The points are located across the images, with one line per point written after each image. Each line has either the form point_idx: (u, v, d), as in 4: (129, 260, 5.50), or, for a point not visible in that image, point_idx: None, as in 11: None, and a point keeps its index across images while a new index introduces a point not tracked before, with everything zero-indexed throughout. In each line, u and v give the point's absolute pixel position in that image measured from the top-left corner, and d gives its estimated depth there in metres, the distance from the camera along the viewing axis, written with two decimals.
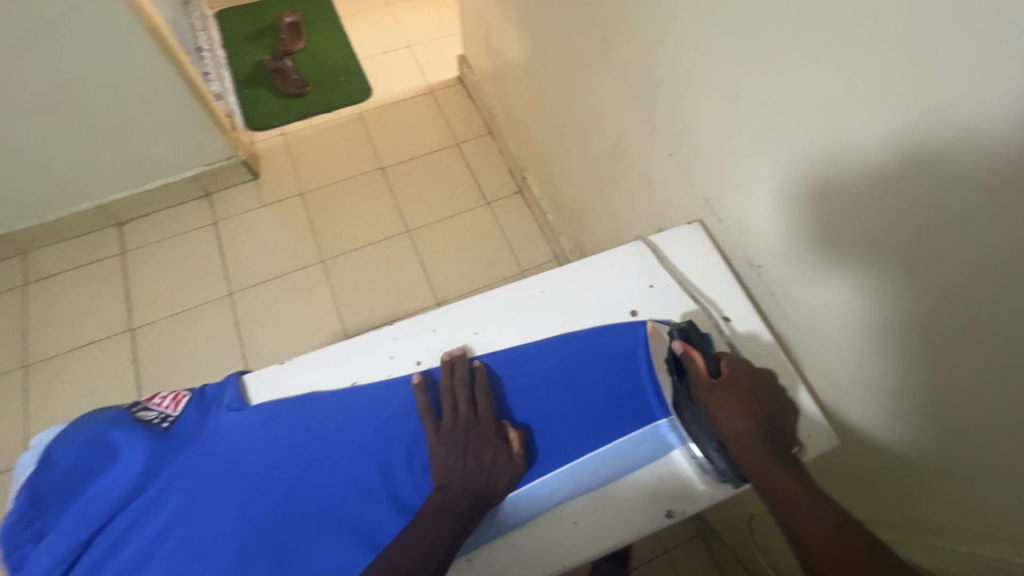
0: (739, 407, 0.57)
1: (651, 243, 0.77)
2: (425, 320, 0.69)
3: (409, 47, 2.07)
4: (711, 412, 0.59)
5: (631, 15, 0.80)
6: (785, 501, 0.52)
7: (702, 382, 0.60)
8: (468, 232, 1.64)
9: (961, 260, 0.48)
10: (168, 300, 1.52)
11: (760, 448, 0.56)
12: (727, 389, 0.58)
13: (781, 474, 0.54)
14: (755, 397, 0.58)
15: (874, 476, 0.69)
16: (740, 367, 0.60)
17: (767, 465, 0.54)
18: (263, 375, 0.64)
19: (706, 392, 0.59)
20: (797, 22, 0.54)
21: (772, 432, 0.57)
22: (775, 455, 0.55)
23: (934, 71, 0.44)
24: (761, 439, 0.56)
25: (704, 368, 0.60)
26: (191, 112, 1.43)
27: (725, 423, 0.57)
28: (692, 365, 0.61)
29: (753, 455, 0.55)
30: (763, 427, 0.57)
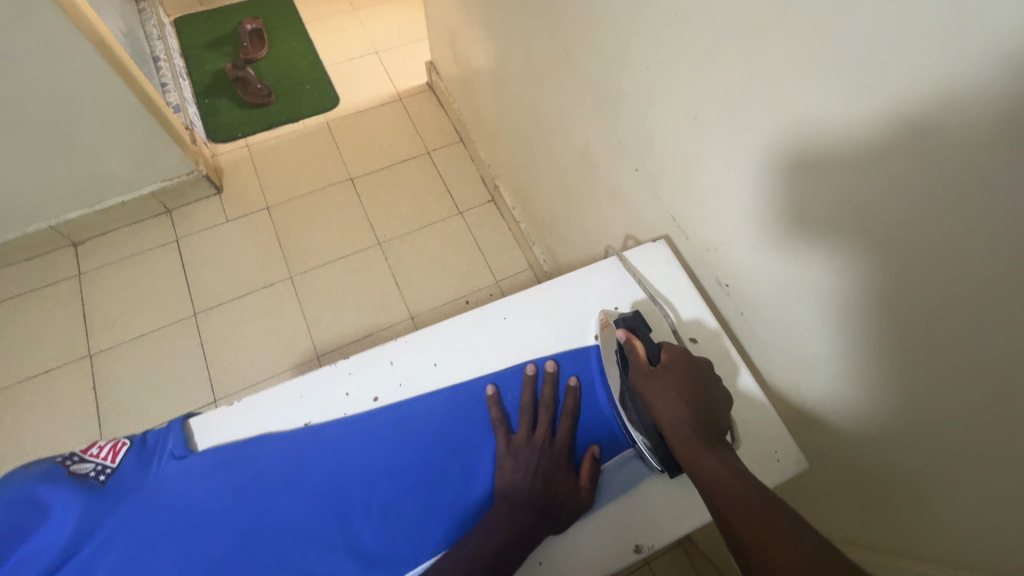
0: (673, 392, 0.58)
1: (624, 262, 0.75)
2: (384, 352, 0.65)
3: (377, 53, 2.03)
4: (646, 398, 0.60)
5: (592, 27, 0.78)
6: (707, 483, 0.52)
7: (640, 370, 0.61)
8: (440, 243, 1.61)
9: (926, 279, 0.47)
10: (129, 323, 1.46)
11: (690, 432, 0.56)
12: (663, 376, 0.60)
13: (706, 454, 0.54)
14: (692, 383, 0.59)
15: (845, 492, 0.69)
16: (679, 355, 0.61)
17: (696, 447, 0.55)
18: (210, 418, 0.61)
19: (644, 379, 0.60)
20: (755, 40, 0.53)
21: (706, 418, 0.57)
22: (705, 437, 0.56)
23: (893, 91, 0.44)
24: (692, 424, 0.56)
25: (644, 356, 0.62)
26: (148, 126, 1.37)
27: (659, 409, 0.59)
28: (634, 354, 0.62)
29: (683, 440, 0.56)
30: (696, 411, 0.57)
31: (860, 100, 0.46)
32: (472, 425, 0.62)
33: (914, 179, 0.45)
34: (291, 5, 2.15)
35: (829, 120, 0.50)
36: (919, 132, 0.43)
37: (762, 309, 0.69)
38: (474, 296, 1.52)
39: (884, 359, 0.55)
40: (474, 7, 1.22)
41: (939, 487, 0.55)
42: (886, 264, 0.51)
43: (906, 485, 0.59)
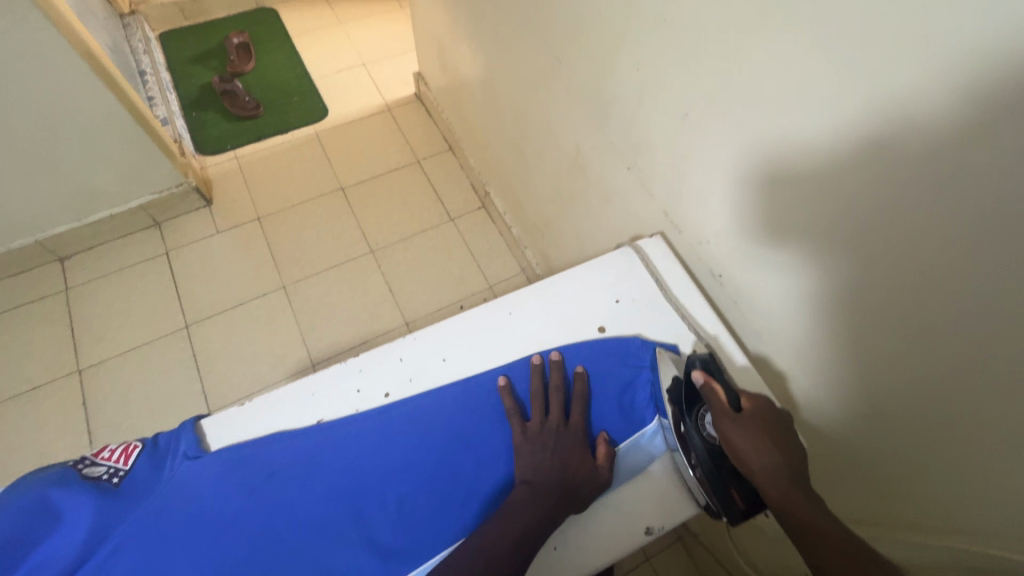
0: (764, 441, 0.57)
1: (638, 250, 0.78)
2: (393, 349, 0.67)
3: (363, 65, 2.05)
4: (733, 447, 0.58)
5: (580, 35, 0.81)
6: (814, 542, 0.51)
7: (725, 416, 0.59)
8: (433, 250, 1.62)
9: (905, 261, 0.50)
10: (118, 337, 1.44)
11: (787, 483, 0.55)
12: (751, 423, 0.58)
13: (809, 508, 0.53)
14: (779, 432, 0.58)
15: (844, 474, 0.71)
16: (763, 403, 0.60)
17: (797, 499, 0.53)
18: (222, 418, 0.61)
19: (732, 426, 0.58)
20: (737, 43, 0.56)
21: (798, 469, 0.56)
22: (803, 488, 0.54)
23: (867, 86, 0.47)
24: (787, 474, 0.55)
25: (726, 401, 0.60)
26: (135, 138, 1.37)
27: (748, 458, 0.57)
28: (714, 399, 0.60)
29: (778, 491, 0.55)
30: (788, 462, 0.56)
31: (837, 95, 0.49)
32: (485, 418, 0.63)
33: (889, 168, 0.48)
34: (276, 19, 2.16)
35: (807, 114, 0.53)
36: (891, 124, 0.46)
37: (756, 302, 0.72)
38: (468, 302, 1.54)
39: (871, 341, 0.58)
40: (462, 18, 1.25)
41: (931, 462, 0.58)
42: (867, 249, 0.54)
43: (899, 462, 0.62)
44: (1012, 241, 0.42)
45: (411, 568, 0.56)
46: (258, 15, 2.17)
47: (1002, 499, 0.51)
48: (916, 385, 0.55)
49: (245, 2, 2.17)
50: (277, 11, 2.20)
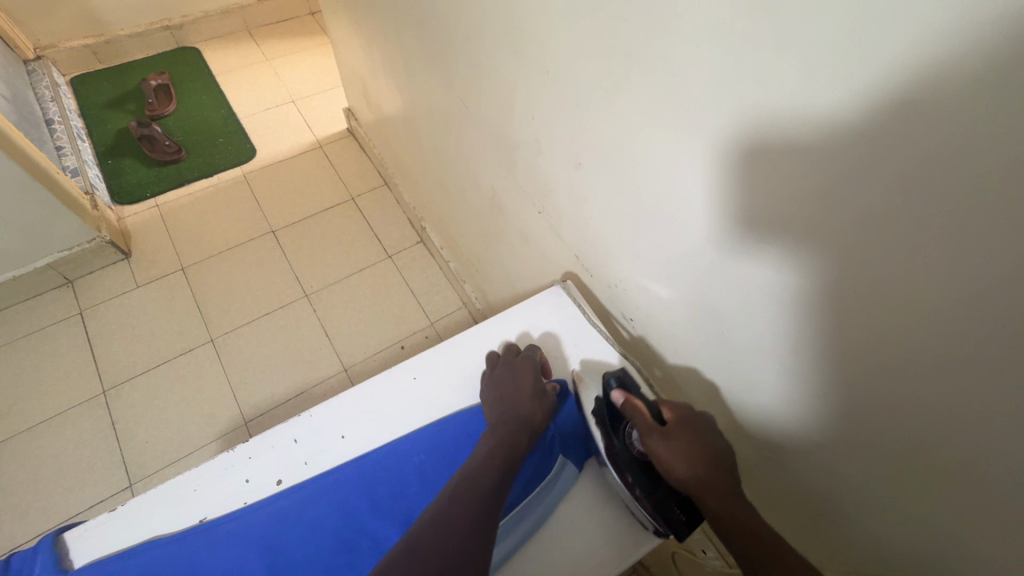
0: (691, 449, 0.57)
1: (566, 288, 0.79)
2: (286, 430, 0.62)
3: (293, 102, 2.00)
4: (662, 458, 0.59)
5: (481, 82, 0.81)
6: (748, 538, 0.51)
7: (651, 430, 0.60)
8: (371, 289, 1.57)
9: (793, 306, 0.52)
10: (26, 410, 1.32)
11: (721, 484, 0.55)
12: (676, 433, 0.59)
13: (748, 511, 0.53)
14: (705, 434, 0.59)
15: (788, 506, 0.69)
16: (684, 411, 0.61)
17: (734, 503, 0.54)
18: (88, 528, 0.55)
19: (656, 438, 0.59)
20: (612, 95, 0.57)
21: (729, 467, 0.57)
22: (736, 489, 0.55)
23: (731, 143, 0.48)
24: (717, 475, 0.56)
25: (648, 415, 0.62)
26: (36, 196, 1.28)
27: (676, 468, 0.57)
28: (636, 413, 0.62)
29: (712, 494, 0.55)
30: (716, 461, 0.57)
31: (703, 152, 0.51)
32: (379, 496, 0.59)
33: (763, 220, 0.49)
34: (199, 59, 2.09)
35: (688, 164, 0.53)
36: (758, 180, 0.47)
37: (672, 341, 0.73)
38: (409, 341, 1.49)
39: (774, 377, 0.59)
40: (377, 58, 1.22)
41: (838, 496, 0.60)
42: (757, 293, 0.55)
43: (809, 494, 0.64)
44: (879, 290, 0.43)
45: None
46: (178, 56, 2.10)
47: (899, 525, 0.54)
48: (819, 419, 0.57)
49: (164, 43, 2.09)
50: (200, 51, 2.13)
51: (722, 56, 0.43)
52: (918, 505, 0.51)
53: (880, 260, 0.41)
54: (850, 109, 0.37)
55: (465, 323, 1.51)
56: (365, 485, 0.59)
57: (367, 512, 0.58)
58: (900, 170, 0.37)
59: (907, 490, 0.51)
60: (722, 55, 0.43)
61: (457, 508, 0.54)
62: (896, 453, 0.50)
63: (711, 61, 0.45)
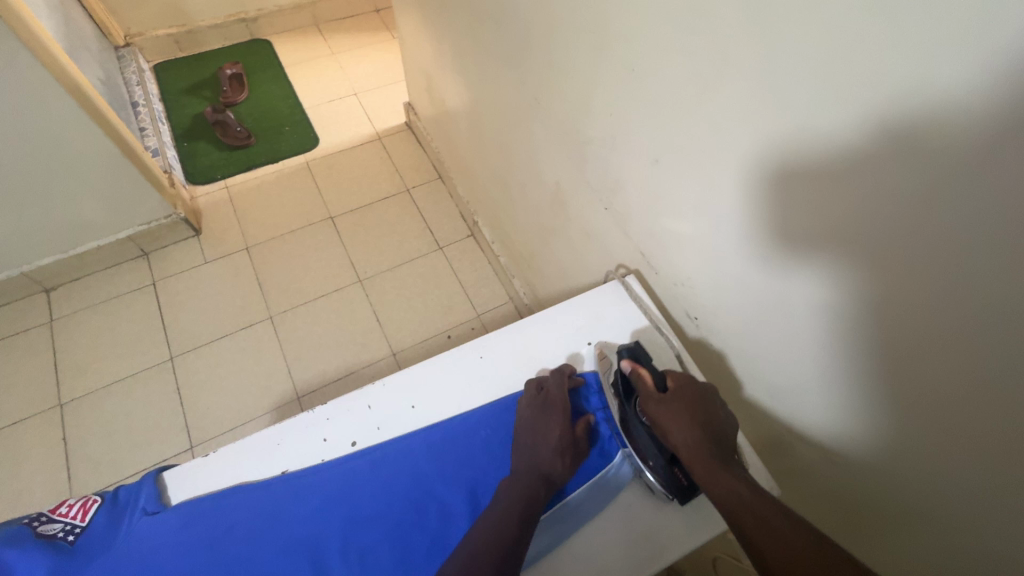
0: (685, 417, 0.61)
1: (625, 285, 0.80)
2: (361, 396, 0.66)
3: (356, 95, 2.08)
4: (658, 423, 0.63)
5: (557, 78, 0.83)
6: (726, 501, 0.55)
7: (650, 397, 0.64)
8: (421, 278, 1.62)
9: (874, 312, 0.50)
10: (102, 369, 1.43)
11: (706, 452, 0.59)
12: (673, 401, 0.63)
13: (725, 479, 0.56)
14: (701, 405, 0.63)
15: (845, 513, 0.68)
16: (684, 380, 0.65)
17: (716, 472, 0.57)
18: (183, 470, 0.60)
19: (654, 404, 0.64)
20: (697, 93, 0.57)
21: (716, 436, 0.60)
22: (723, 460, 0.58)
23: (820, 143, 0.47)
24: (706, 444, 0.59)
25: (651, 382, 0.66)
26: (123, 171, 1.38)
27: (672, 434, 0.61)
28: (641, 382, 0.66)
29: (697, 459, 0.59)
30: (708, 430, 0.60)
31: (789, 152, 0.50)
32: (446, 463, 0.62)
33: (848, 224, 0.48)
34: (271, 51, 2.20)
35: (776, 163, 0.52)
36: (845, 182, 0.47)
37: (737, 345, 0.72)
38: (455, 331, 1.53)
39: (844, 385, 0.58)
40: (447, 53, 1.26)
41: (900, 505, 0.59)
42: (833, 297, 0.54)
43: (870, 502, 0.63)
44: (976, 300, 0.42)
45: None
46: (252, 47, 2.21)
47: (963, 541, 0.53)
48: (890, 430, 0.56)
49: (240, 34, 2.21)
50: (271, 44, 2.23)
51: (820, 56, 0.43)
52: (992, 522, 0.49)
53: (980, 267, 0.40)
54: (962, 110, 0.36)
55: (510, 317, 1.54)
56: (437, 452, 0.62)
57: (437, 478, 0.61)
58: (1015, 175, 0.35)
59: (978, 504, 0.50)
60: (820, 54, 0.43)
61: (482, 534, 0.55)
62: (973, 468, 0.48)
63: (808, 61, 0.44)
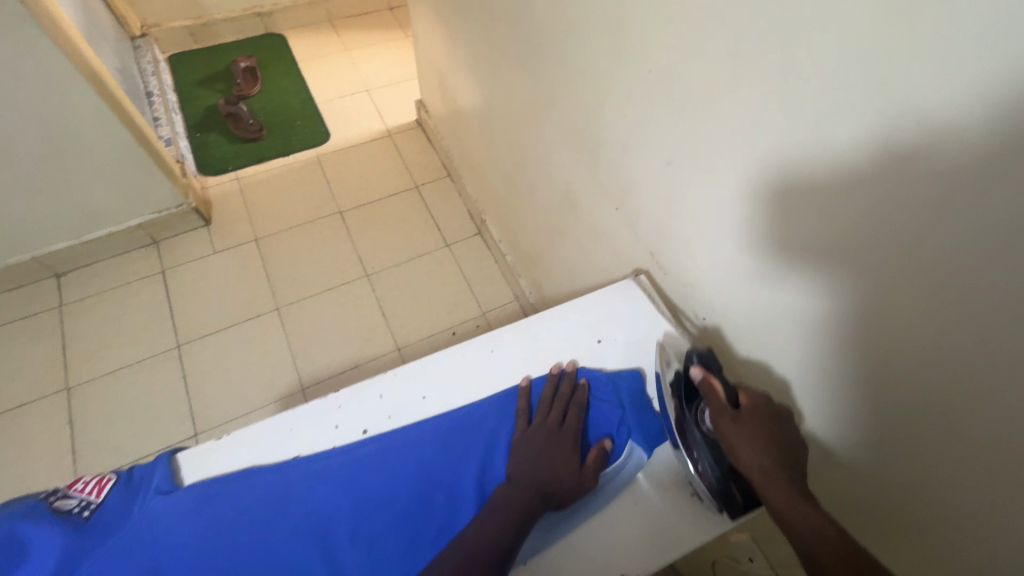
0: (759, 438, 0.58)
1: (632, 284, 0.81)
2: (372, 386, 0.67)
3: (367, 92, 2.09)
4: (728, 440, 0.59)
5: (573, 80, 0.83)
6: (804, 527, 0.51)
7: (723, 411, 0.60)
8: (427, 275, 1.63)
9: (887, 317, 0.51)
10: (109, 355, 1.44)
11: (781, 475, 0.55)
12: (748, 420, 0.59)
13: (801, 503, 0.53)
14: (774, 424, 0.59)
15: (851, 516, 0.69)
16: (758, 397, 0.61)
17: (789, 494, 0.54)
18: (197, 451, 0.61)
19: (726, 420, 0.60)
20: (713, 97, 0.58)
21: (790, 460, 0.57)
22: (796, 483, 0.55)
23: (837, 148, 0.48)
24: (781, 467, 0.56)
25: (723, 396, 0.61)
26: (136, 159, 1.39)
27: (743, 453, 0.58)
28: (711, 394, 0.62)
29: (772, 481, 0.55)
30: (784, 453, 0.57)
31: (807, 157, 0.51)
32: (454, 453, 0.63)
33: (867, 229, 0.48)
34: (284, 46, 2.22)
35: (791, 166, 0.53)
36: (865, 187, 0.47)
37: (746, 350, 0.72)
38: (460, 328, 1.54)
39: (854, 388, 0.59)
40: (460, 52, 1.27)
41: (908, 505, 0.59)
42: (848, 302, 0.54)
43: (876, 502, 0.63)
44: (989, 305, 0.42)
45: None
46: (266, 41, 2.22)
47: (969, 539, 0.54)
48: (900, 433, 0.56)
49: (254, 28, 2.23)
50: (285, 38, 2.25)
51: (840, 62, 0.44)
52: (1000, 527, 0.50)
53: (995, 273, 0.41)
54: (985, 118, 0.37)
55: (516, 316, 1.55)
56: (444, 438, 0.64)
57: (446, 465, 0.62)
58: None
59: (986, 509, 0.50)
60: (840, 61, 0.44)
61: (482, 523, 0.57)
62: (984, 469, 0.49)
63: (826, 67, 0.45)
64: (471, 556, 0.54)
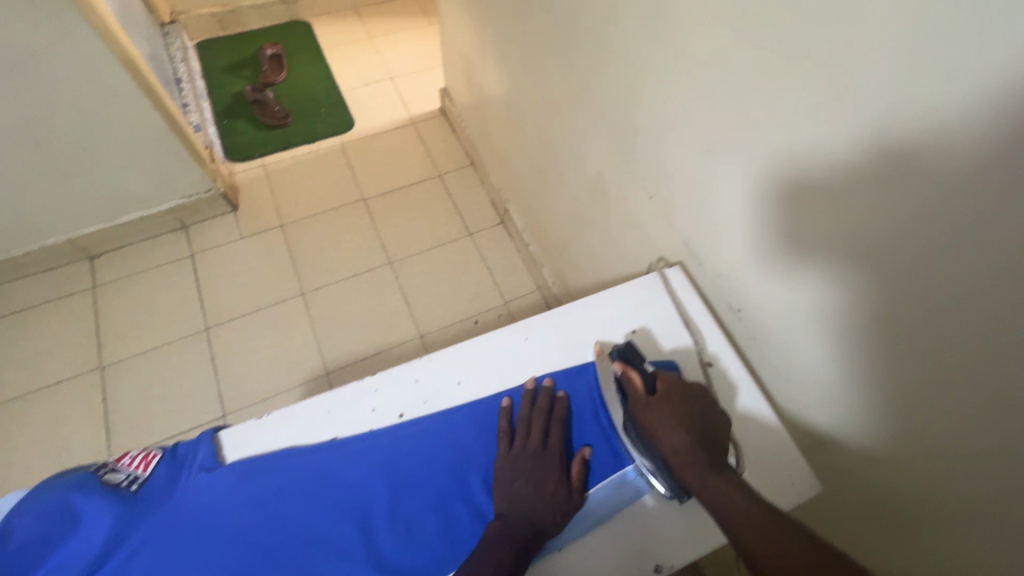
0: (672, 420, 0.60)
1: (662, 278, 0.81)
2: (409, 370, 0.68)
3: (392, 79, 2.09)
4: (648, 428, 0.62)
5: (610, 66, 0.82)
6: (724, 509, 0.54)
7: (638, 400, 0.63)
8: (450, 264, 1.64)
9: (940, 311, 0.50)
10: (140, 336, 1.47)
11: (695, 456, 0.58)
12: (661, 405, 0.62)
13: (718, 483, 0.55)
14: (687, 407, 0.61)
15: (878, 516, 0.68)
16: (672, 381, 0.64)
17: (706, 475, 0.56)
18: (240, 430, 0.62)
19: (642, 408, 0.63)
20: (763, 83, 0.57)
21: (705, 440, 0.59)
22: (712, 464, 0.57)
23: (900, 136, 0.47)
24: (695, 447, 0.58)
25: (639, 385, 0.64)
26: (168, 144, 1.41)
27: (661, 437, 0.60)
28: (630, 384, 0.65)
29: (688, 466, 0.58)
30: (698, 434, 0.59)
31: (865, 145, 0.50)
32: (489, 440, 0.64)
33: (926, 219, 0.47)
34: (310, 33, 2.22)
35: (841, 154, 0.52)
36: (927, 177, 0.46)
37: (780, 346, 0.71)
38: (482, 317, 1.54)
39: (896, 386, 0.58)
40: (489, 39, 1.26)
41: (943, 506, 0.58)
42: (897, 296, 0.53)
43: (907, 502, 0.63)
44: None
45: None
46: (291, 28, 2.23)
47: (1006, 545, 0.53)
48: (942, 432, 0.55)
49: (280, 15, 2.23)
50: (311, 25, 2.26)
51: (913, 44, 0.43)
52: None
53: None
54: None
55: (538, 306, 1.55)
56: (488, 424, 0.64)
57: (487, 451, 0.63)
58: None
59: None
60: (911, 44, 0.43)
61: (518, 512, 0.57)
62: None
63: (893, 50, 0.44)
64: (507, 546, 0.55)
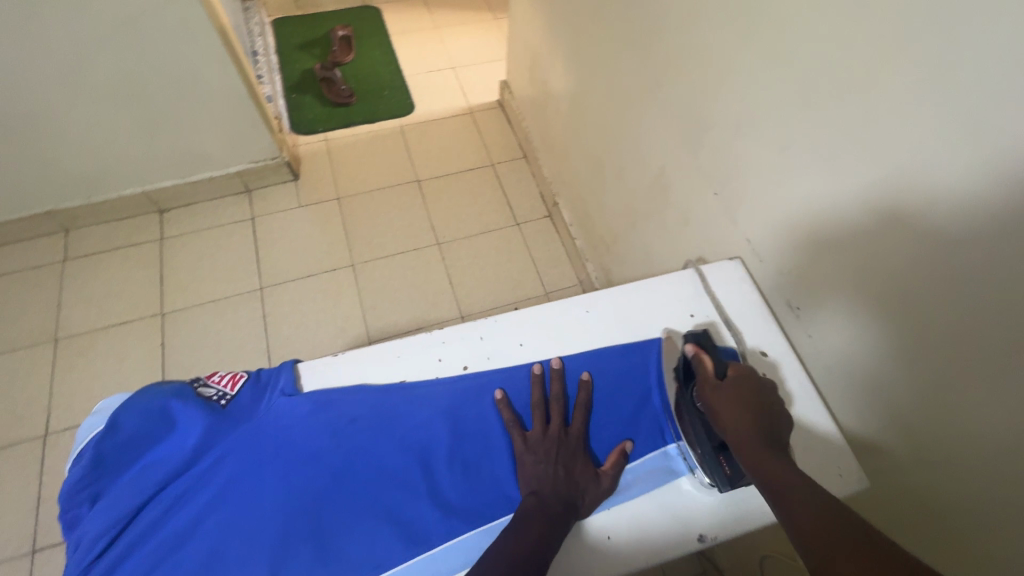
0: (738, 405, 0.62)
1: (700, 273, 0.81)
2: (475, 328, 0.72)
3: (453, 69, 2.15)
4: (712, 409, 0.63)
5: (689, 63, 0.85)
6: (779, 486, 0.54)
7: (707, 382, 0.65)
8: (495, 251, 1.68)
9: (1005, 318, 0.50)
10: (200, 289, 1.56)
11: (757, 440, 0.59)
12: (731, 389, 0.63)
13: (776, 463, 0.56)
14: (755, 398, 0.62)
15: (909, 527, 0.68)
16: (745, 371, 0.65)
17: (764, 457, 0.57)
18: (317, 364, 0.68)
19: (709, 389, 0.64)
20: (849, 83, 0.59)
21: (771, 431, 0.60)
22: (772, 449, 0.58)
23: (988, 138, 0.47)
24: (757, 432, 0.59)
25: (711, 369, 0.66)
26: (245, 110, 1.49)
27: (724, 418, 0.62)
28: (701, 367, 0.67)
29: (747, 447, 0.59)
30: (762, 421, 0.60)
31: (949, 147, 0.51)
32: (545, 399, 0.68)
33: (1005, 222, 0.48)
34: (379, 18, 2.30)
35: (924, 155, 0.53)
36: (1014, 178, 0.47)
37: (834, 348, 0.71)
38: (523, 305, 1.58)
39: (950, 391, 0.58)
40: (562, 32, 1.29)
41: (978, 516, 0.58)
42: (965, 300, 0.53)
43: (941, 514, 0.62)
44: None
45: (469, 529, 0.60)
46: (362, 12, 2.31)
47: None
48: (989, 439, 0.55)
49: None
50: (380, 11, 2.33)
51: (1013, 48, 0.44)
52: None
53: None
54: None
55: None
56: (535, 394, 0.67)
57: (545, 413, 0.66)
58: None
59: None
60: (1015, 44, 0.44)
61: (562, 470, 0.62)
62: None
63: (993, 54, 0.45)
64: (559, 500, 0.59)
